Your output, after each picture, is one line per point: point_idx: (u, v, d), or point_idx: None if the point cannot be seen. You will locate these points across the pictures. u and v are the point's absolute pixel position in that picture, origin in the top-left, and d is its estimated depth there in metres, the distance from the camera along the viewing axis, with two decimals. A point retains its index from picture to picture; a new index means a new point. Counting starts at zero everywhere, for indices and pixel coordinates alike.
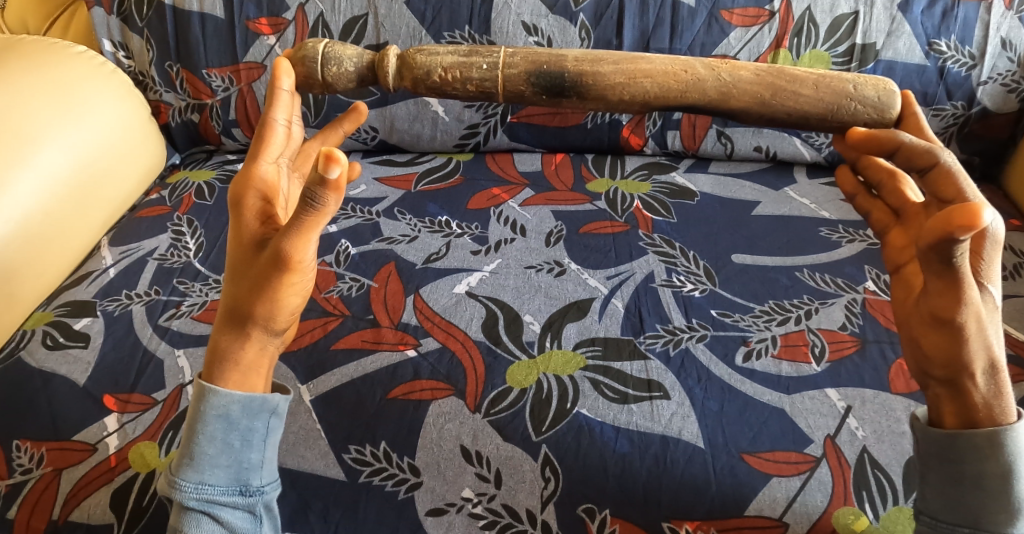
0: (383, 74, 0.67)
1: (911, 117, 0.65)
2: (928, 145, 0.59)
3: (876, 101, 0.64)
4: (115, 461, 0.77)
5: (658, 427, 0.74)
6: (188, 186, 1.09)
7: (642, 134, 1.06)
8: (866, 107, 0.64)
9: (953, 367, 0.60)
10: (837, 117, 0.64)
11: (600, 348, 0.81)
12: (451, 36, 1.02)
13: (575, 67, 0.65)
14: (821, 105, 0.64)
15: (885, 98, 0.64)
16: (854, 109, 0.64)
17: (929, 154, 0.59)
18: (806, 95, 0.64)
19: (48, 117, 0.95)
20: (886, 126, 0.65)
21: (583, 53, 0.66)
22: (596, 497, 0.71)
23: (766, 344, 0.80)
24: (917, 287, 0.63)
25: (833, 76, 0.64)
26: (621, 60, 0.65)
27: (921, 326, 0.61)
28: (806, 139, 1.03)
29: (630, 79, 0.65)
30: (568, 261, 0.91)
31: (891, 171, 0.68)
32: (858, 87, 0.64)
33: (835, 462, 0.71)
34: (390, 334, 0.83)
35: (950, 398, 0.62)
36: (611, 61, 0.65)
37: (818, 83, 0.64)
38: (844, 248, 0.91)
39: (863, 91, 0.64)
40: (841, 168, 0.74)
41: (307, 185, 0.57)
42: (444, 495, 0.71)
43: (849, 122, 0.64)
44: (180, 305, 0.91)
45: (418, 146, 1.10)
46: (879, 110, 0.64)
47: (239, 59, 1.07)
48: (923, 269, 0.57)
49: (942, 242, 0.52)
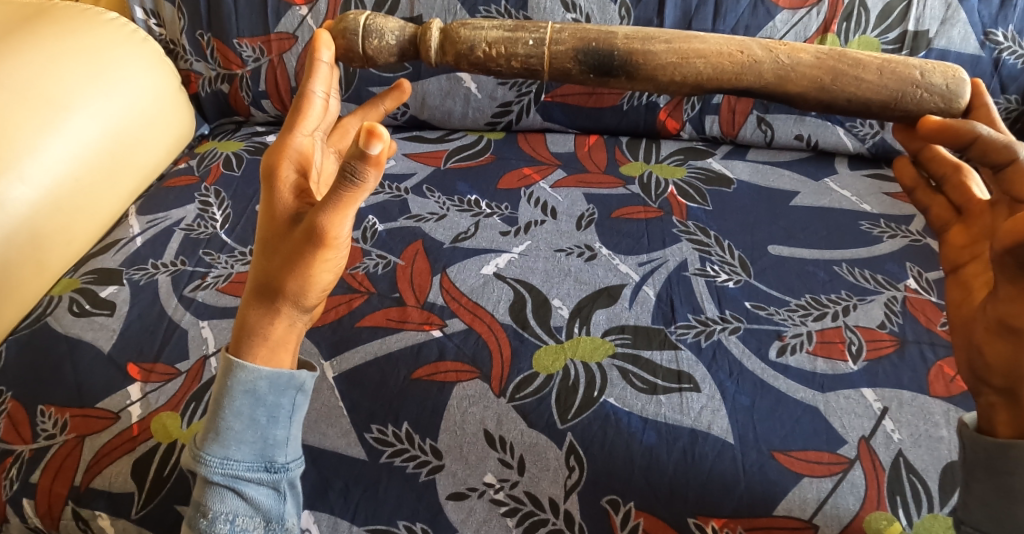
0: (425, 48, 0.64)
1: (981, 108, 0.62)
2: (1006, 140, 0.57)
3: (945, 90, 0.61)
4: (137, 430, 0.76)
5: (687, 420, 0.72)
6: (216, 156, 1.08)
7: (679, 118, 1.03)
8: (933, 96, 0.61)
9: (1015, 376, 0.57)
10: (901, 105, 0.62)
11: (630, 336, 0.79)
12: (486, 10, 1.00)
13: (624, 46, 0.62)
14: (884, 92, 0.61)
15: (955, 87, 0.61)
16: (921, 97, 0.61)
17: (1006, 150, 0.57)
18: (868, 81, 0.61)
19: (78, 83, 0.94)
20: (954, 116, 0.62)
21: (633, 31, 0.63)
22: (621, 489, 0.69)
23: (801, 339, 0.78)
24: (978, 289, 0.60)
25: (899, 61, 0.62)
26: (673, 39, 0.63)
27: (984, 332, 0.58)
28: (850, 128, 0.99)
29: (681, 59, 0.62)
30: (599, 246, 0.89)
31: (956, 165, 0.65)
32: (926, 74, 0.61)
33: (869, 465, 0.69)
34: (416, 313, 0.82)
35: (1007, 408, 0.59)
36: (662, 40, 0.63)
37: (882, 68, 0.61)
38: (885, 244, 0.88)
39: (930, 78, 0.61)
40: (902, 159, 0.71)
41: (348, 160, 0.55)
42: (466, 479, 0.70)
43: (914, 111, 0.62)
44: (205, 276, 0.90)
45: (449, 123, 1.08)
46: (947, 99, 0.61)
47: (271, 29, 1.05)
48: (995, 274, 0.55)
49: (1020, 244, 0.51)
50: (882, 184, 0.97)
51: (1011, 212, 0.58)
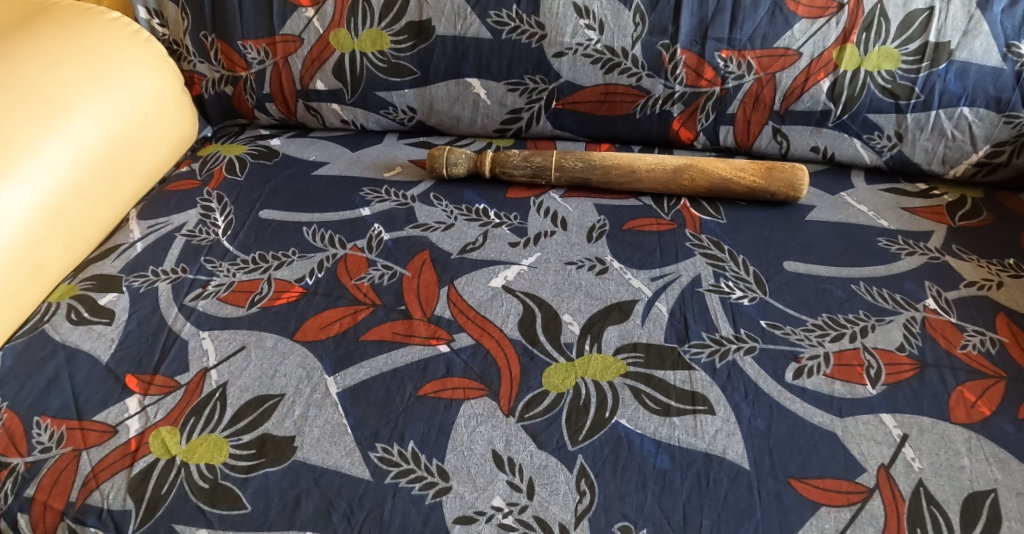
0: (482, 163, 0.97)
1: (786, 189, 0.91)
2: (780, 190, 0.91)
3: (790, 187, 0.91)
4: (135, 446, 0.74)
5: (702, 444, 0.71)
6: (219, 159, 1.06)
7: (693, 128, 1.00)
8: (780, 189, 0.91)
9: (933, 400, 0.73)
10: (767, 181, 0.91)
11: (642, 355, 0.77)
12: (498, 15, 0.97)
13: (568, 158, 0.96)
14: (755, 183, 0.92)
15: (795, 187, 0.91)
16: (772, 190, 0.92)
17: (782, 194, 0.92)
18: (733, 181, 0.92)
19: (77, 84, 0.92)
20: (788, 186, 0.91)
21: (579, 156, 0.96)
22: (633, 515, 0.67)
23: (818, 361, 0.76)
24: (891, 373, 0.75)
25: (769, 168, 0.92)
26: (588, 155, 0.96)
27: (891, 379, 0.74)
28: (867, 141, 0.96)
29: (630, 164, 0.94)
30: (610, 260, 0.87)
31: (788, 189, 0.91)
32: (774, 186, 0.91)
33: (889, 495, 0.67)
34: (423, 326, 0.81)
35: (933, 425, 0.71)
36: (573, 156, 0.96)
37: (756, 171, 0.92)
38: (903, 261, 0.86)
39: (776, 184, 0.91)
40: (777, 181, 0.91)
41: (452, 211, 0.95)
42: (474, 503, 0.68)
43: (771, 190, 0.92)
44: (206, 284, 0.88)
45: (457, 129, 1.07)
46: (792, 190, 0.91)
47: (276, 32, 1.03)
48: (875, 342, 0.78)
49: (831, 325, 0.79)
50: (899, 199, 0.94)
51: (888, 313, 0.80)
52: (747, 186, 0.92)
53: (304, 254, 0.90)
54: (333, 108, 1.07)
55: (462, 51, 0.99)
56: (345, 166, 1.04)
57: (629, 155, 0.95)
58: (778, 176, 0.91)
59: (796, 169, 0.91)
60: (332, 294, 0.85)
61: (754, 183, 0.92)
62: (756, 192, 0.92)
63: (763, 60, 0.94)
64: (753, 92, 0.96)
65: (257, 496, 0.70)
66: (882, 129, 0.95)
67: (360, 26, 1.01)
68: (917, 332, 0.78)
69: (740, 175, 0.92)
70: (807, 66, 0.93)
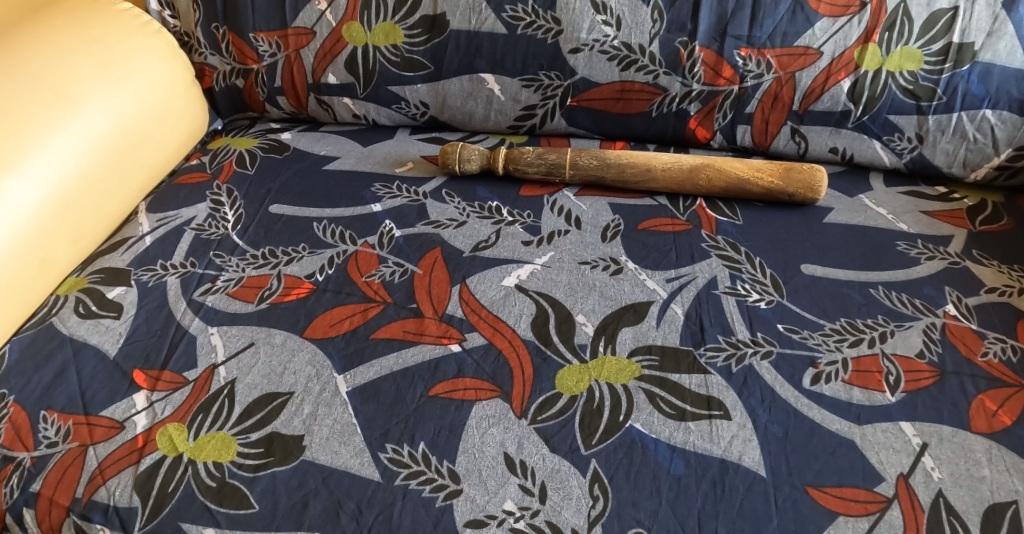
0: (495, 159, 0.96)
1: (803, 190, 0.90)
2: (797, 192, 0.90)
3: (808, 189, 0.89)
4: (143, 442, 0.73)
5: (717, 450, 0.69)
6: (229, 152, 1.05)
7: (710, 127, 0.99)
8: (797, 191, 0.90)
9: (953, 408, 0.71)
10: (784, 183, 0.90)
11: (657, 358, 0.76)
12: (513, 10, 0.96)
13: (583, 157, 0.95)
14: (772, 184, 0.90)
15: (812, 189, 0.89)
16: (789, 192, 0.90)
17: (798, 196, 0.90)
18: (750, 182, 0.91)
19: (88, 76, 0.91)
20: (805, 188, 0.89)
21: (594, 154, 0.95)
22: (646, 521, 0.66)
23: (836, 367, 0.75)
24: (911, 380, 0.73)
25: (787, 169, 0.90)
26: (603, 154, 0.95)
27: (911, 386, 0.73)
28: (887, 143, 0.95)
29: (645, 162, 0.93)
30: (625, 260, 0.86)
31: (806, 190, 0.90)
32: (790, 188, 0.90)
33: (908, 505, 0.65)
34: (434, 326, 0.79)
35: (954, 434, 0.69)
36: (588, 155, 0.95)
37: (774, 172, 0.91)
38: (923, 265, 0.84)
39: (793, 186, 0.90)
40: (794, 182, 0.90)
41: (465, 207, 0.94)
42: (485, 507, 0.67)
43: (787, 191, 0.90)
44: (215, 279, 0.87)
45: (470, 125, 1.06)
46: (810, 192, 0.89)
47: (288, 24, 1.02)
48: (894, 348, 0.76)
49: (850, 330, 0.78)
50: (919, 202, 0.93)
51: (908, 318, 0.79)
52: (764, 187, 0.91)
53: (315, 250, 0.89)
54: (344, 102, 1.06)
55: (476, 46, 0.98)
56: (356, 161, 1.02)
57: (645, 155, 0.94)
58: (796, 177, 0.90)
59: (815, 170, 0.90)
60: (343, 290, 0.84)
61: (771, 184, 0.90)
62: (774, 192, 0.91)
63: (783, 59, 0.92)
64: (771, 92, 0.94)
65: (265, 496, 0.69)
66: (902, 131, 0.93)
67: (373, 19, 1.00)
68: (937, 339, 0.77)
69: (758, 175, 0.91)
70: (828, 66, 0.92)
